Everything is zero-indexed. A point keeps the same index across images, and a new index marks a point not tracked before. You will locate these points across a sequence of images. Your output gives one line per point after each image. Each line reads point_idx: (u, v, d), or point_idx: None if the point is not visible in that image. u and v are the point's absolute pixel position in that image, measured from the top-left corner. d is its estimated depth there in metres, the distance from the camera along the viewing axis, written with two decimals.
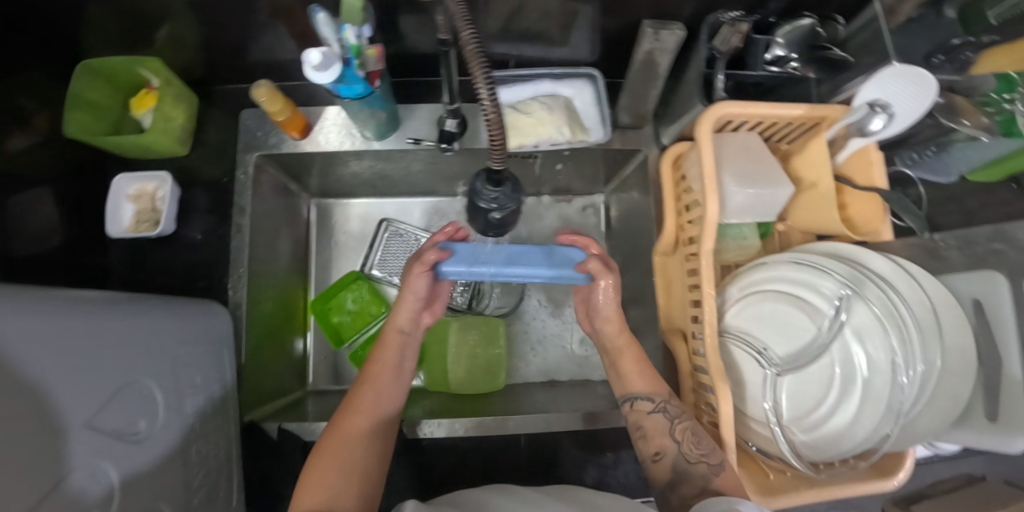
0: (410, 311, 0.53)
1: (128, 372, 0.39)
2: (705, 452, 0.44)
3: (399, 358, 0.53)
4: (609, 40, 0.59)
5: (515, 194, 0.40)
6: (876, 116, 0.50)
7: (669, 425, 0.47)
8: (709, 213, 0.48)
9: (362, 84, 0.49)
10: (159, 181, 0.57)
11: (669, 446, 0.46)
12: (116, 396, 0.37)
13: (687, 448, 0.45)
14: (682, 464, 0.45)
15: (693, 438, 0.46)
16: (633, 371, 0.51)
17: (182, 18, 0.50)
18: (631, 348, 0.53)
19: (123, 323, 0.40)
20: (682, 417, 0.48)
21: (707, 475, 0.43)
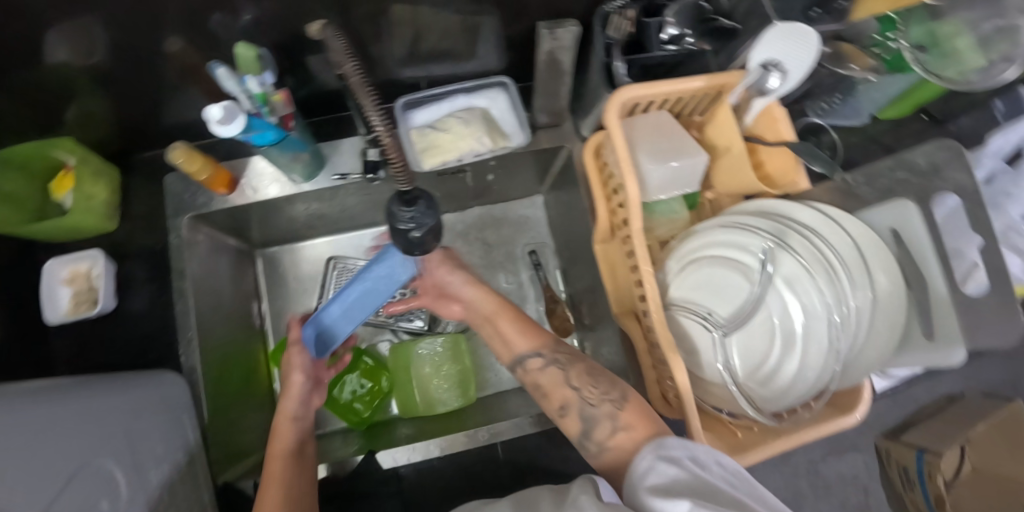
0: (297, 395, 0.52)
1: (82, 454, 0.38)
2: (604, 391, 0.46)
3: (285, 450, 0.48)
4: (513, 47, 0.61)
5: (431, 209, 0.40)
6: (771, 75, 0.52)
7: (563, 374, 0.48)
8: (630, 194, 0.50)
9: (274, 130, 0.50)
10: (92, 259, 0.57)
11: (571, 396, 0.47)
12: (73, 481, 0.36)
13: (588, 394, 0.46)
14: (587, 410, 0.45)
15: (589, 380, 0.47)
16: (511, 332, 0.54)
17: (89, 94, 0.51)
18: (502, 311, 0.55)
19: (68, 407, 0.40)
20: (571, 363, 0.49)
21: (612, 415, 0.44)
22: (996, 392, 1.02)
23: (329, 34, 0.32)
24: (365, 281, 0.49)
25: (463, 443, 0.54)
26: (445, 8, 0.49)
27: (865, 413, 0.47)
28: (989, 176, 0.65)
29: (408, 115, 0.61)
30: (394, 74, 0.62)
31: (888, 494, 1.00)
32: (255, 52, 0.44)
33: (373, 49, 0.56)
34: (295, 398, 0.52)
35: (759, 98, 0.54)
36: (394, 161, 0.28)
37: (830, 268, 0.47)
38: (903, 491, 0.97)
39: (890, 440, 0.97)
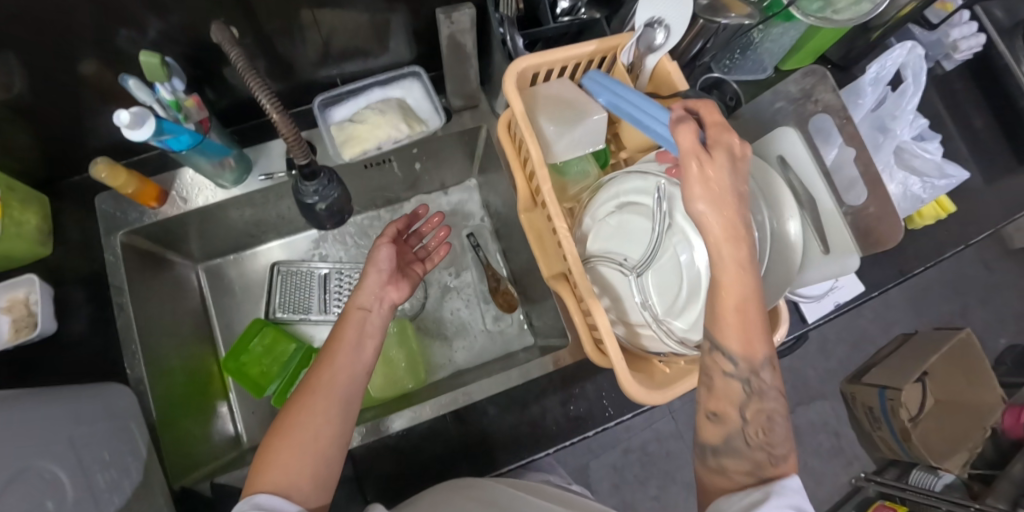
0: (372, 289, 0.54)
1: (23, 457, 0.40)
2: (771, 440, 0.38)
3: (359, 335, 0.49)
4: (421, 39, 0.64)
5: (335, 182, 0.45)
6: (657, 32, 0.56)
7: (744, 396, 0.38)
8: (534, 156, 0.52)
9: (189, 133, 0.51)
10: (28, 285, 0.58)
11: (733, 414, 0.39)
12: (16, 479, 0.39)
13: (748, 431, 0.38)
14: (736, 439, 0.38)
15: (766, 422, 0.38)
16: (732, 322, 0.36)
17: (4, 122, 0.52)
18: (729, 233, 0.34)
19: (1, 415, 0.40)
20: (755, 394, 0.38)
21: (758, 461, 0.38)
22: (943, 322, 1.08)
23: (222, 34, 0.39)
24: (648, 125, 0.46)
25: (410, 419, 0.56)
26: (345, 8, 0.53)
27: (782, 333, 0.50)
28: (878, 103, 0.65)
29: (327, 113, 0.63)
30: (310, 76, 0.65)
31: (859, 435, 1.06)
32: (160, 59, 0.46)
33: (282, 53, 0.58)
34: (371, 290, 0.53)
35: (649, 55, 0.58)
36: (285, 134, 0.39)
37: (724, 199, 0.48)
38: (870, 430, 1.01)
39: (853, 383, 1.02)
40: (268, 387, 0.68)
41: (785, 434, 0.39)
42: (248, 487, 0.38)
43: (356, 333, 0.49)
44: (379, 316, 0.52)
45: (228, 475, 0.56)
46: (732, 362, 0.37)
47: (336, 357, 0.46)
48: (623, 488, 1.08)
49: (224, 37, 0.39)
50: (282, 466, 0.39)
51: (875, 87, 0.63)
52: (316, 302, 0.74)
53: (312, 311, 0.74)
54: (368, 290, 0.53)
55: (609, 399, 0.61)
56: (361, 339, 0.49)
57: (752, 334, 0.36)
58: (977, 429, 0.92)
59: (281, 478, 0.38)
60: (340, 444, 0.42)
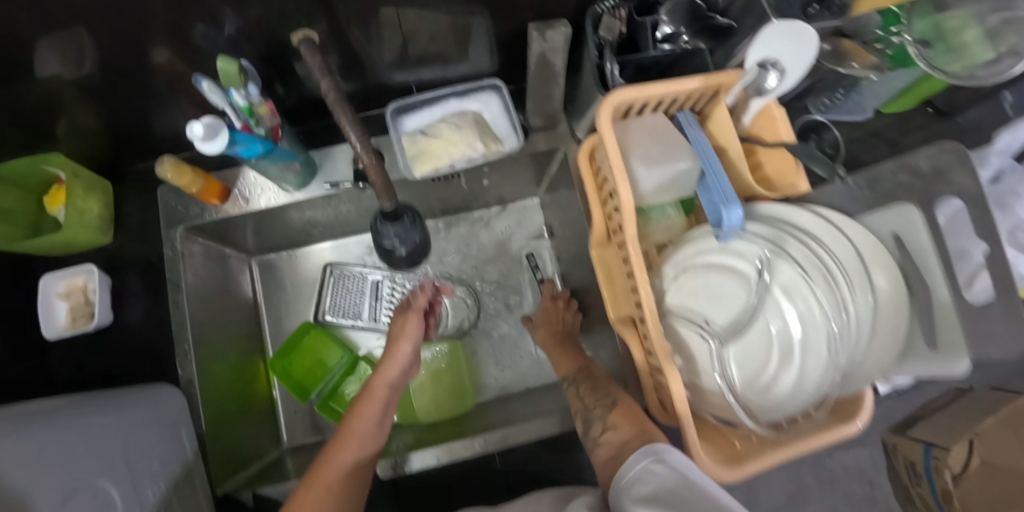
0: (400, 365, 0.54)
1: (80, 473, 0.38)
2: (601, 398, 0.51)
3: (379, 419, 0.50)
4: (504, 50, 0.60)
5: (416, 226, 0.40)
6: (769, 75, 0.51)
7: (576, 389, 0.54)
8: (623, 200, 0.48)
9: (260, 142, 0.48)
10: (87, 273, 0.57)
11: (577, 406, 0.52)
12: (72, 498, 0.36)
13: (589, 401, 0.51)
14: (587, 414, 0.50)
15: (592, 393, 0.52)
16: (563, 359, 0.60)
17: (77, 104, 0.51)
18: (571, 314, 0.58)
19: (65, 429, 0.40)
20: (585, 381, 0.55)
21: (604, 417, 0.48)
22: None
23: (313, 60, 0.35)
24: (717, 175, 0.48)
25: (463, 450, 0.55)
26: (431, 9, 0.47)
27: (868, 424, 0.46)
28: (998, 175, 0.65)
29: (398, 121, 0.60)
30: (384, 79, 0.61)
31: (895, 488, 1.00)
32: (238, 66, 0.43)
33: (361, 54, 0.55)
34: (398, 368, 0.53)
35: (755, 98, 0.53)
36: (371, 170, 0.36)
37: (829, 275, 0.46)
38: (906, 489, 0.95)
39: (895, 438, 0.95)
40: (312, 392, 0.68)
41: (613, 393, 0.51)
42: None
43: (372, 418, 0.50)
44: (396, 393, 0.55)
45: (272, 487, 0.56)
46: (565, 376, 0.57)
47: (353, 444, 0.47)
48: None
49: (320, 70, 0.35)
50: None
51: (1002, 156, 0.65)
52: (368, 310, 0.73)
53: (362, 318, 0.73)
54: (396, 367, 0.53)
55: None
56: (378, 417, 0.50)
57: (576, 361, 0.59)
58: None
59: None
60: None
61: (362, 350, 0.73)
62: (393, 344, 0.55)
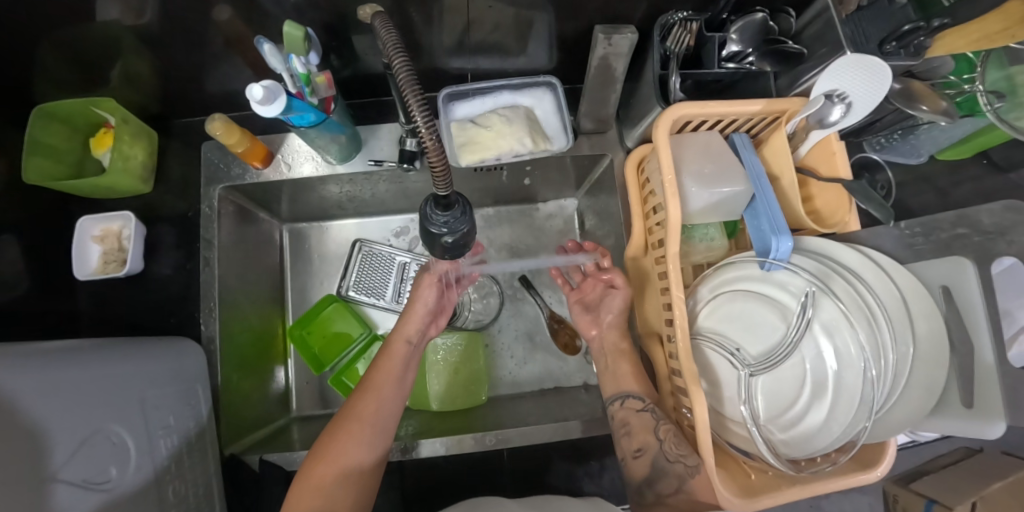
0: (419, 321, 0.57)
1: (97, 419, 0.39)
2: (683, 452, 0.47)
3: (404, 367, 0.54)
4: (565, 47, 0.59)
5: (467, 215, 0.39)
6: (835, 107, 0.49)
7: (654, 423, 0.51)
8: (671, 216, 0.48)
9: (314, 112, 0.49)
10: (124, 219, 0.57)
11: (652, 443, 0.50)
12: (84, 446, 0.37)
13: (669, 447, 0.48)
14: (661, 462, 0.48)
15: (674, 437, 0.49)
16: (625, 373, 0.56)
17: (134, 54, 0.51)
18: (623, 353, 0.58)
19: (87, 374, 0.40)
20: (666, 419, 0.51)
21: (683, 476, 0.46)
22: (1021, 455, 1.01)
23: (386, 32, 0.33)
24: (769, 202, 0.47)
25: (469, 445, 0.56)
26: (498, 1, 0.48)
27: (888, 472, 0.45)
28: None
29: (450, 107, 0.60)
30: (440, 63, 0.61)
31: None
32: (303, 32, 0.42)
33: (421, 36, 0.54)
34: (418, 325, 0.56)
35: (817, 130, 0.51)
36: (434, 160, 0.31)
37: (873, 318, 0.44)
38: None
39: (898, 486, 0.95)
40: (326, 366, 0.69)
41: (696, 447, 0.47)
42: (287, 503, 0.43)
43: (398, 363, 0.53)
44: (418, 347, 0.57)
45: (276, 454, 0.56)
46: (644, 400, 0.53)
47: (378, 391, 0.50)
48: None
49: (390, 42, 0.32)
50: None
51: None
52: (390, 290, 0.73)
53: (383, 298, 0.73)
54: (415, 323, 0.56)
55: None
56: (392, 397, 0.51)
57: (640, 378, 0.56)
58: None
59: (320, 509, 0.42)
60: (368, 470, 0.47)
61: (380, 329, 0.73)
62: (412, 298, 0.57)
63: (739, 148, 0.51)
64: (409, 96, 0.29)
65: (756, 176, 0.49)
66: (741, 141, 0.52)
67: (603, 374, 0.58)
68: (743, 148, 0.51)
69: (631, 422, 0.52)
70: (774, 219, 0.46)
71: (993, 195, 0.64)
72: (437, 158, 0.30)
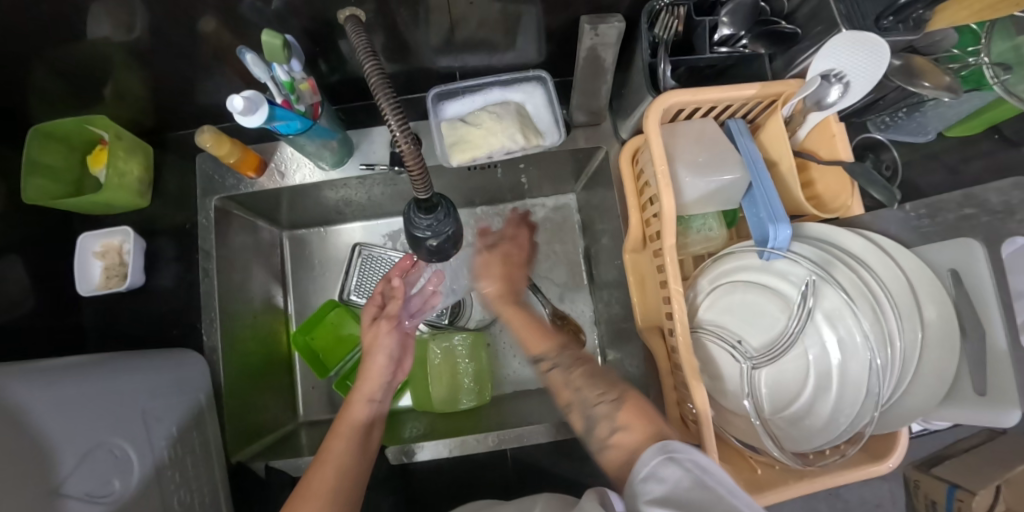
0: (379, 376, 0.53)
1: (99, 433, 0.39)
2: (602, 392, 0.44)
3: (366, 425, 0.49)
4: (553, 40, 0.58)
5: (450, 217, 0.38)
6: (832, 87, 0.48)
7: (567, 377, 0.48)
8: (664, 207, 0.47)
9: (299, 119, 0.48)
10: (123, 234, 0.58)
11: (572, 397, 0.46)
12: (87, 459, 0.37)
13: (588, 393, 0.45)
14: (587, 411, 0.44)
15: (589, 383, 0.46)
16: (519, 331, 0.53)
17: (123, 70, 0.51)
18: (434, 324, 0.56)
19: (87, 388, 0.41)
20: (575, 365, 0.49)
21: (610, 415, 0.42)
22: None
23: (355, 35, 0.33)
24: (769, 191, 0.45)
25: (473, 447, 0.56)
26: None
27: (900, 463, 0.44)
28: None
29: (440, 106, 0.59)
30: (428, 62, 0.60)
31: None
32: (283, 40, 0.41)
33: (407, 37, 0.54)
34: (378, 379, 0.53)
35: (814, 112, 0.50)
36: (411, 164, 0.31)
37: (877, 306, 0.43)
38: None
39: (920, 471, 0.92)
40: (331, 370, 0.69)
41: (614, 385, 0.45)
42: None
43: (358, 421, 0.48)
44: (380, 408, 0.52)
45: (282, 461, 0.56)
46: (546, 360, 0.50)
47: (336, 456, 0.44)
48: None
49: (361, 44, 0.31)
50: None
51: None
52: None
53: None
54: (376, 381, 0.53)
55: None
56: (354, 464, 0.44)
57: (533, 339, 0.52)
58: None
59: None
60: None
61: None
62: (368, 355, 0.55)
63: (738, 137, 0.50)
64: (382, 99, 0.28)
65: (755, 166, 0.48)
66: (740, 132, 0.51)
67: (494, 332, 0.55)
68: (741, 137, 0.50)
69: (555, 385, 0.49)
70: (772, 208, 0.44)
71: (1007, 170, 0.62)
72: (413, 161, 0.29)
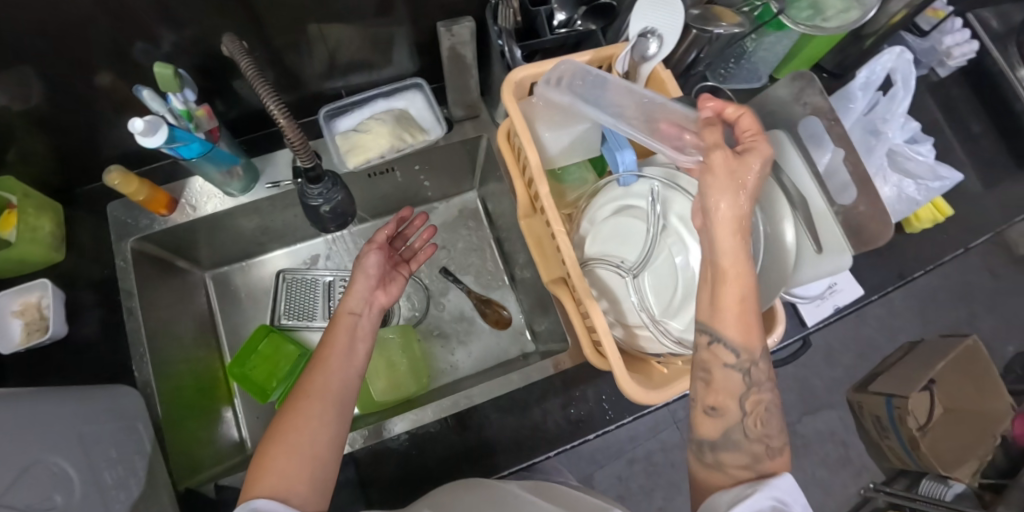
0: (361, 294, 0.54)
1: (33, 451, 0.40)
2: (766, 430, 0.41)
3: (352, 340, 0.50)
4: (424, 51, 0.67)
5: (338, 186, 0.46)
6: (650, 42, 0.57)
7: (743, 390, 0.41)
8: (531, 161, 0.53)
9: (200, 141, 0.53)
10: (42, 289, 0.60)
11: (734, 409, 0.41)
12: (24, 475, 0.38)
13: (750, 423, 0.41)
14: (729, 434, 0.41)
15: (763, 414, 0.42)
16: (731, 304, 0.38)
17: (27, 133, 0.55)
18: (734, 227, 0.37)
19: (26, 412, 0.42)
20: (758, 383, 0.41)
21: (757, 455, 0.41)
22: (949, 331, 1.12)
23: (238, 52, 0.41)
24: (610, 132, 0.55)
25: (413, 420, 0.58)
26: (351, 22, 0.55)
27: (782, 335, 0.49)
28: None
29: (333, 123, 0.65)
30: (318, 88, 0.67)
31: (866, 444, 1.10)
32: (173, 70, 0.47)
33: (290, 66, 0.61)
34: (357, 296, 0.53)
35: (643, 64, 0.59)
36: (292, 137, 0.40)
37: None
38: (879, 439, 1.03)
39: (861, 393, 1.03)
40: (271, 393, 0.69)
41: (780, 427, 0.43)
42: (245, 491, 0.38)
43: (346, 336, 0.49)
44: (370, 320, 0.53)
45: (233, 477, 0.57)
46: (740, 359, 0.39)
47: (326, 368, 0.46)
48: (627, 498, 1.12)
49: (237, 50, 0.41)
50: (279, 472, 0.38)
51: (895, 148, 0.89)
52: (321, 310, 0.76)
53: (316, 319, 0.76)
54: (356, 297, 0.54)
55: (609, 402, 0.63)
56: (344, 375, 0.46)
57: (750, 327, 0.39)
58: (987, 436, 0.93)
59: (280, 484, 0.38)
60: (329, 457, 0.41)
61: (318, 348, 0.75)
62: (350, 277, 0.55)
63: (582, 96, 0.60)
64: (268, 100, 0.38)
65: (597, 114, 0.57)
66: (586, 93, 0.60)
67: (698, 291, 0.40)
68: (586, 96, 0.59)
69: (712, 374, 0.41)
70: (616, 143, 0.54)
71: None
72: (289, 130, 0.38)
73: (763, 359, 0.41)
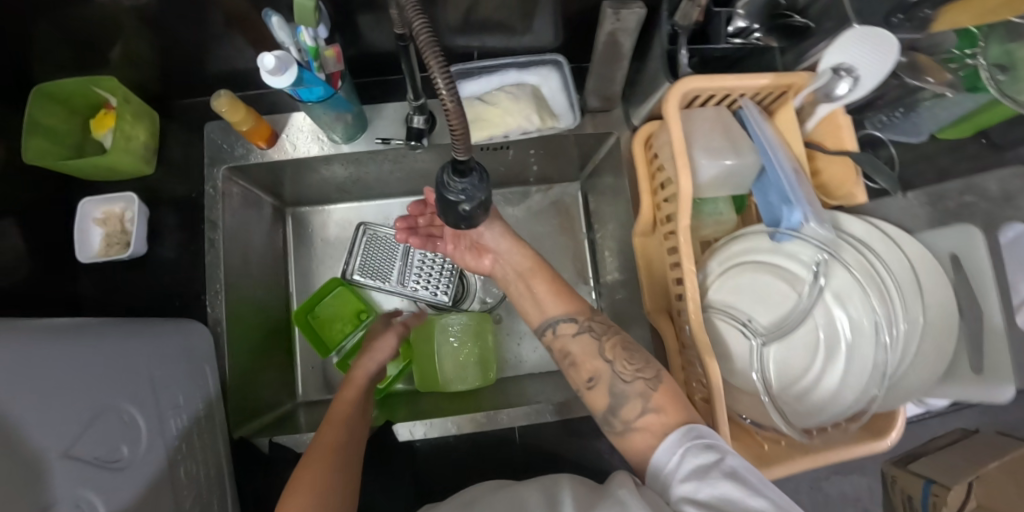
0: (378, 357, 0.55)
1: (107, 397, 0.38)
2: (638, 367, 0.43)
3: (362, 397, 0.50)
4: (570, 26, 0.59)
5: (484, 183, 0.37)
6: (841, 81, 0.49)
7: (597, 345, 0.45)
8: (681, 189, 0.47)
9: (323, 86, 0.47)
10: (126, 202, 0.56)
11: (602, 368, 0.44)
12: (97, 422, 0.36)
13: (620, 367, 0.43)
14: (617, 387, 0.42)
15: (624, 354, 0.44)
16: (544, 293, 0.50)
17: (137, 34, 0.49)
18: (534, 265, 0.51)
19: (104, 350, 0.39)
20: (607, 332, 0.46)
21: (644, 394, 0.41)
22: None
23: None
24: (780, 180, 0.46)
25: (476, 424, 0.56)
26: None
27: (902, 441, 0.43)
28: None
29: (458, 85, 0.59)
30: (445, 41, 0.60)
31: None
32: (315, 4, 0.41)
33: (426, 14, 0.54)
34: (378, 359, 0.54)
35: (824, 104, 0.51)
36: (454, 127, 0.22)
37: (883, 288, 0.45)
38: None
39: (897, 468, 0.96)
40: (332, 350, 0.68)
41: (650, 359, 0.44)
42: None
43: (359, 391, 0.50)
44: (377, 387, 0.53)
45: (285, 436, 0.55)
46: (576, 320, 0.47)
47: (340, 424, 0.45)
48: None
49: None
50: None
51: None
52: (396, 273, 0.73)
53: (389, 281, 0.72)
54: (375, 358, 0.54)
55: None
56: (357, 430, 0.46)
57: (568, 298, 0.49)
58: None
59: None
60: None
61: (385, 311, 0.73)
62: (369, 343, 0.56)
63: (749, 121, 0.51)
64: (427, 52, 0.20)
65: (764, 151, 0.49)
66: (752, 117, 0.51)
67: (519, 298, 0.52)
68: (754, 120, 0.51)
69: (574, 356, 0.46)
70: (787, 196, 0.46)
71: None
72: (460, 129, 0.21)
73: (600, 318, 0.48)
